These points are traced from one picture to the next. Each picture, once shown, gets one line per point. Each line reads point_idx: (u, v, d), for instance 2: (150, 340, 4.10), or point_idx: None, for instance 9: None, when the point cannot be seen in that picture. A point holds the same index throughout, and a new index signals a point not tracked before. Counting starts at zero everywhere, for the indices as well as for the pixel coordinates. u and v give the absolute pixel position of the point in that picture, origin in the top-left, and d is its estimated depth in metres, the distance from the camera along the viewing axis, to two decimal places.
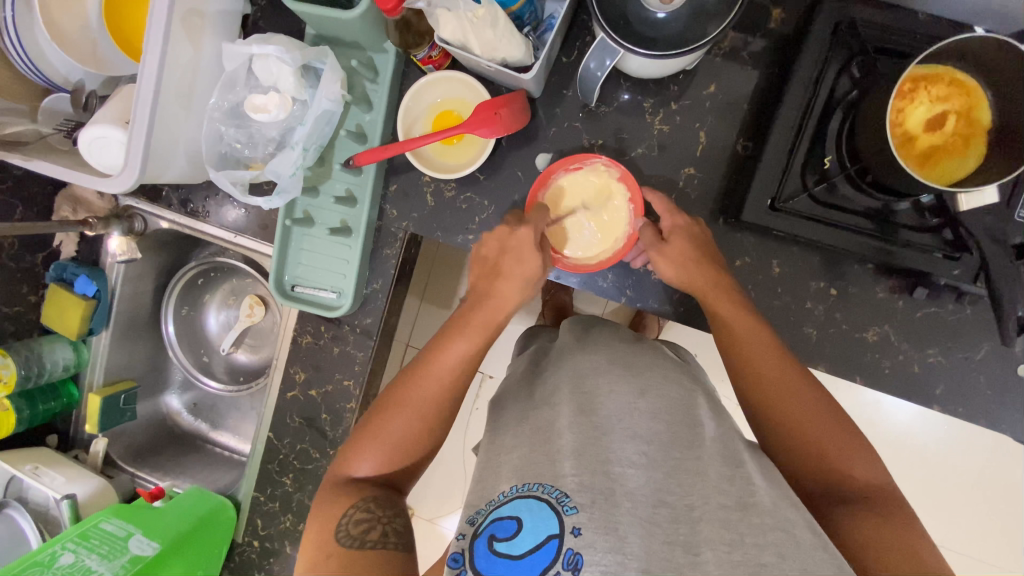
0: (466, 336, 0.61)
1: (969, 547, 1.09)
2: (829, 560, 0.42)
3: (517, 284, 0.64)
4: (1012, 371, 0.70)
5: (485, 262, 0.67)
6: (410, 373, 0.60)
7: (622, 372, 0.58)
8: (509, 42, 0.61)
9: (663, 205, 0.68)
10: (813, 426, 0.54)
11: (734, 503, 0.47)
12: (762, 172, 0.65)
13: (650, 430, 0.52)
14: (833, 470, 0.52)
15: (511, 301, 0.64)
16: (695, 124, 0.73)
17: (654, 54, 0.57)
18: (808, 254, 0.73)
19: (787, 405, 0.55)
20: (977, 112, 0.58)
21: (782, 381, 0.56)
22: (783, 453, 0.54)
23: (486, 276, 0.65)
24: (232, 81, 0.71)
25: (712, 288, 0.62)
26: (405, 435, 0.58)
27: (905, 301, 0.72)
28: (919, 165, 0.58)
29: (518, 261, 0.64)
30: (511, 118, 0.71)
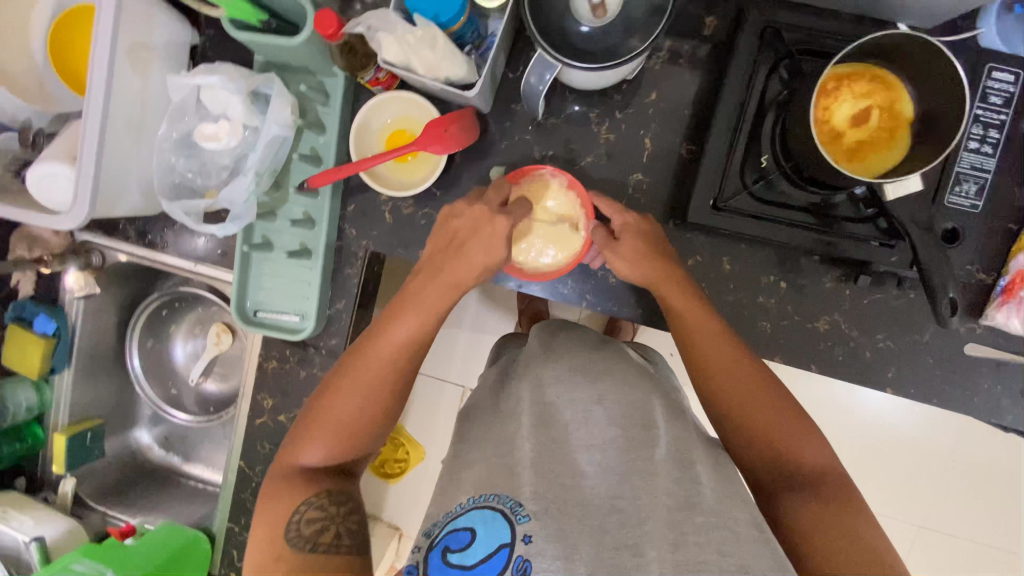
0: (413, 314, 0.62)
1: (944, 526, 1.11)
2: (768, 554, 0.44)
3: (474, 268, 0.64)
4: (957, 351, 0.73)
5: (452, 234, 0.65)
6: (355, 358, 0.61)
7: (584, 378, 0.59)
8: (452, 61, 0.64)
9: (611, 207, 0.69)
10: (764, 417, 0.55)
11: (680, 504, 0.48)
12: (704, 174, 0.67)
13: (605, 436, 0.54)
14: (784, 458, 0.54)
15: (468, 273, 0.64)
16: (641, 131, 0.76)
17: (590, 67, 0.59)
18: (758, 250, 0.75)
19: (740, 394, 0.56)
20: (899, 105, 0.61)
21: (736, 373, 0.57)
22: (736, 442, 0.56)
23: (444, 250, 0.65)
24: (180, 111, 0.72)
25: (665, 280, 0.64)
26: (356, 414, 0.60)
27: (852, 289, 0.74)
28: (848, 159, 0.60)
29: (484, 244, 0.64)
30: (462, 134, 0.73)
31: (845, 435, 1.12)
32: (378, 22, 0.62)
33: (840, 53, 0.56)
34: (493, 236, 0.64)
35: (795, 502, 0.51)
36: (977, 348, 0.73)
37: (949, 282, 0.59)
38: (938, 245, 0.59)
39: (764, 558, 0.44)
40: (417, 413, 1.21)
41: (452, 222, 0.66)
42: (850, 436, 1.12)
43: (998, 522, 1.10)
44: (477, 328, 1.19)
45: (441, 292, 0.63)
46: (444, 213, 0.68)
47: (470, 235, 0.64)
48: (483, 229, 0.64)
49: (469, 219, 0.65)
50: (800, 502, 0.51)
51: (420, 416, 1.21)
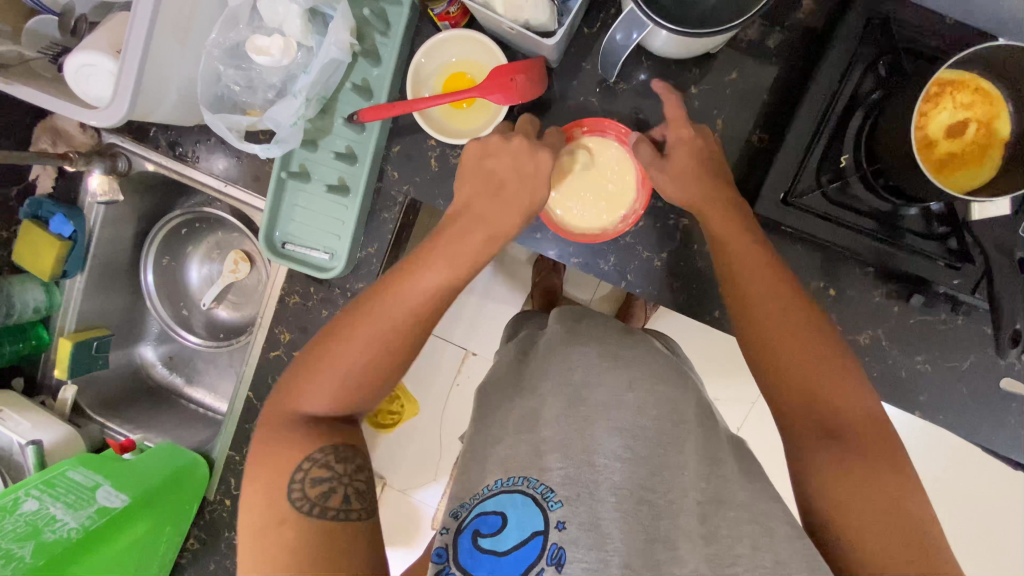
0: (439, 268, 0.57)
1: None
2: (801, 552, 0.42)
3: (516, 214, 0.59)
4: (993, 383, 0.72)
5: (489, 178, 0.60)
6: (374, 302, 0.56)
7: (611, 363, 0.57)
8: (534, 4, 0.60)
9: (675, 113, 0.64)
10: (810, 379, 0.52)
11: (708, 498, 0.48)
12: (777, 166, 0.65)
13: (637, 421, 0.52)
14: (827, 419, 0.51)
15: (510, 220, 0.59)
16: (713, 111, 0.72)
17: (682, 31, 0.55)
18: (811, 253, 0.73)
19: (786, 350, 0.53)
20: (998, 123, 0.58)
21: (787, 328, 0.54)
22: (768, 387, 0.54)
23: (481, 196, 0.60)
24: (235, 18, 0.67)
25: (707, 204, 0.61)
26: (366, 369, 0.56)
27: (900, 307, 0.72)
28: (935, 171, 0.58)
29: (522, 186, 0.60)
30: (527, 86, 0.69)
31: None
32: None
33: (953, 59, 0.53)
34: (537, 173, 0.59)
35: (832, 468, 0.49)
36: (1012, 384, 0.71)
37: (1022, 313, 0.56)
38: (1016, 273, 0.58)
39: (801, 556, 0.42)
40: (419, 369, 1.19)
41: (488, 161, 0.60)
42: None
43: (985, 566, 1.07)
44: (494, 293, 1.16)
45: (475, 242, 0.58)
46: (474, 153, 0.61)
47: (511, 175, 0.60)
48: (526, 166, 0.59)
49: (509, 158, 0.60)
50: (832, 456, 0.49)
51: (422, 373, 1.19)
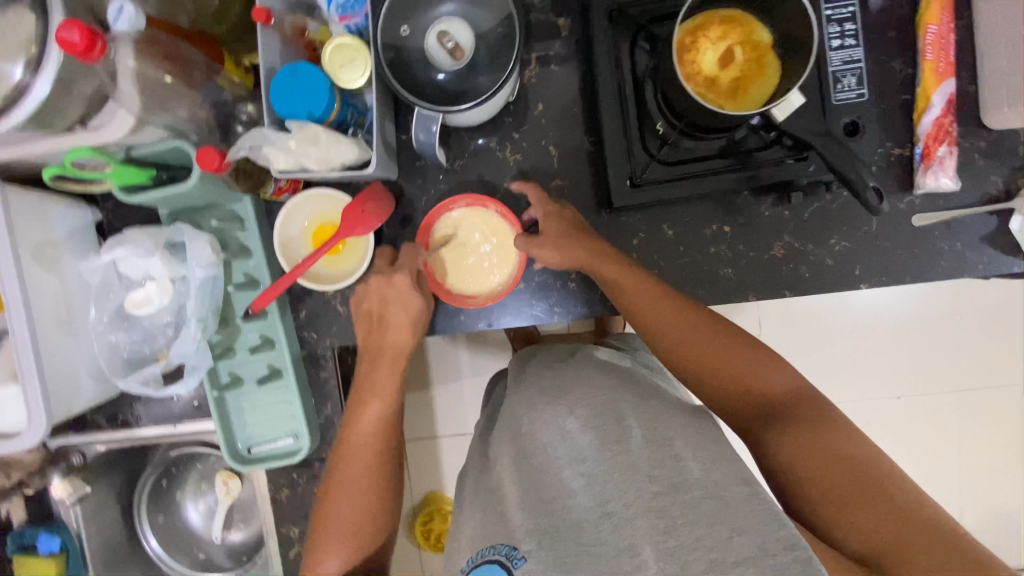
0: (372, 402, 0.69)
1: (975, 391, 1.13)
2: (759, 513, 0.43)
3: (412, 330, 0.71)
4: (908, 226, 0.77)
5: (368, 317, 0.72)
6: (339, 464, 0.67)
7: (550, 396, 0.58)
8: (340, 148, 0.65)
9: (535, 194, 0.74)
10: (730, 366, 0.60)
11: (663, 488, 0.46)
12: (612, 160, 0.71)
13: (582, 442, 0.51)
14: (757, 397, 0.59)
15: (404, 335, 0.70)
16: (542, 142, 0.78)
17: (471, 106, 0.64)
18: (691, 208, 0.79)
19: (704, 355, 0.61)
20: (758, 34, 0.64)
21: (690, 334, 0.62)
22: (709, 391, 0.61)
23: (372, 332, 0.72)
24: (106, 290, 0.73)
25: (592, 257, 0.67)
26: (356, 516, 0.66)
27: (789, 210, 0.78)
28: (732, 99, 0.63)
29: (402, 305, 0.70)
30: (379, 208, 0.74)
31: (866, 334, 1.14)
32: (258, 141, 0.65)
33: (680, 17, 0.60)
34: (400, 292, 0.70)
35: (778, 436, 0.55)
36: (923, 218, 0.76)
37: (867, 174, 0.61)
38: (841, 146, 0.62)
39: (754, 516, 0.43)
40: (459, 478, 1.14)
41: (365, 305, 0.72)
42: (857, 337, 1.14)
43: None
44: None
45: (387, 373, 0.70)
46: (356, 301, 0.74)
47: (386, 305, 0.71)
48: (388, 293, 0.71)
49: (374, 295, 0.71)
50: (777, 433, 0.56)
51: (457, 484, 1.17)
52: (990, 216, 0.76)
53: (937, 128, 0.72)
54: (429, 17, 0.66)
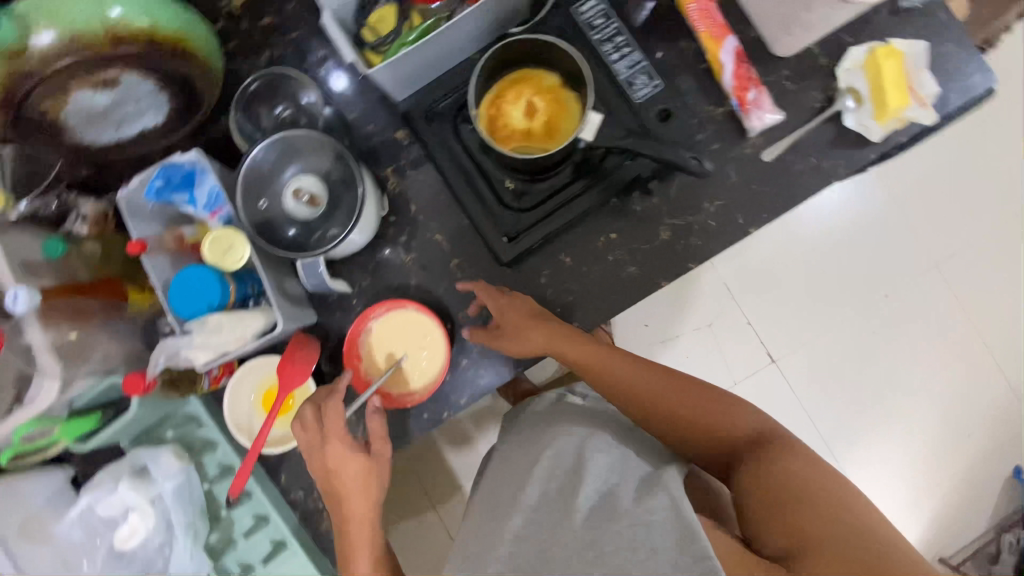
0: (362, 559, 0.72)
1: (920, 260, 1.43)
2: (672, 537, 0.59)
3: (371, 491, 0.73)
4: (761, 164, 0.84)
5: (326, 482, 0.73)
6: None
7: (528, 466, 0.76)
8: (247, 321, 0.71)
9: (486, 291, 0.79)
10: (695, 416, 0.74)
11: (589, 540, 0.63)
12: (487, 225, 0.82)
13: (538, 493, 0.72)
14: (722, 438, 0.73)
15: (364, 501, 0.73)
16: (426, 234, 0.85)
17: (344, 239, 0.72)
18: (577, 230, 0.84)
19: (673, 408, 0.75)
20: (546, 79, 0.74)
21: (661, 393, 0.76)
22: (683, 436, 0.75)
23: (335, 496, 0.73)
24: (94, 538, 0.77)
25: (552, 339, 0.76)
26: None
27: (658, 195, 0.84)
28: (551, 139, 0.73)
29: (354, 474, 0.73)
30: (306, 355, 0.78)
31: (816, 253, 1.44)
32: (172, 349, 0.70)
33: (473, 99, 0.69)
34: (348, 455, 0.72)
35: (749, 466, 0.67)
36: (771, 152, 0.83)
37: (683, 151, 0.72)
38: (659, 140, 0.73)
39: (679, 550, 0.58)
40: None
41: (320, 474, 0.73)
42: (826, 245, 1.43)
43: (925, 253, 1.42)
44: None
45: (363, 528, 0.73)
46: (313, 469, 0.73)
47: (339, 479, 0.72)
48: (342, 458, 0.72)
49: (316, 457, 0.72)
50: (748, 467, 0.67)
51: None
52: (826, 125, 0.83)
53: (738, 79, 0.80)
54: (280, 183, 0.74)
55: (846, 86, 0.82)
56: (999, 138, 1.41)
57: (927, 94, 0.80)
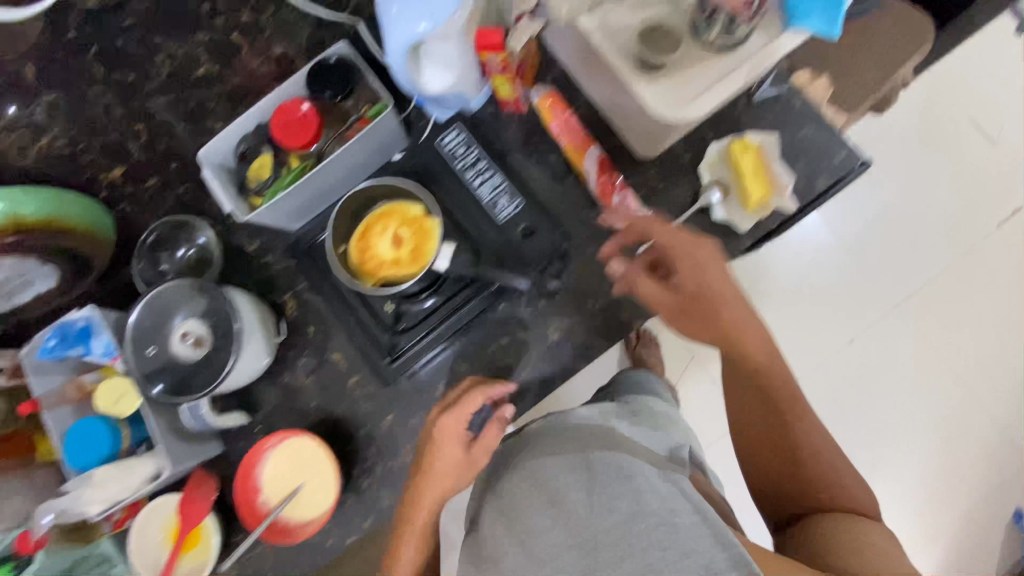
0: (411, 542, 0.80)
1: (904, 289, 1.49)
2: (706, 533, 0.57)
3: (454, 481, 0.79)
4: (639, 259, 0.86)
5: (450, 439, 0.78)
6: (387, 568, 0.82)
7: (566, 445, 0.70)
8: (138, 464, 0.75)
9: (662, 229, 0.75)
10: (806, 450, 0.76)
11: (629, 515, 0.58)
12: (370, 346, 0.84)
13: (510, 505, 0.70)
14: (823, 485, 0.75)
15: (449, 481, 0.78)
16: (324, 354, 0.88)
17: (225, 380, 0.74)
18: (469, 339, 0.86)
19: (774, 433, 0.78)
20: (411, 209, 0.77)
21: (772, 420, 0.77)
22: (769, 455, 0.78)
23: (435, 455, 0.78)
24: None
25: (700, 255, 0.73)
26: None
27: (545, 297, 0.86)
28: (417, 262, 0.75)
29: (448, 448, 0.78)
30: (206, 493, 0.81)
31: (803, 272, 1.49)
32: (63, 504, 0.71)
33: (329, 247, 0.75)
34: (453, 455, 0.78)
35: (848, 531, 0.69)
36: (648, 246, 0.86)
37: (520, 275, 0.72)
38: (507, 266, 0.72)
39: (702, 538, 0.56)
40: None
41: (429, 461, 0.78)
42: (823, 255, 1.49)
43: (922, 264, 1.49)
44: None
45: (438, 487, 0.78)
46: (429, 429, 0.80)
47: (453, 441, 0.78)
48: (447, 455, 0.78)
49: (445, 458, 0.78)
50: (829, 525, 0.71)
51: None
52: (698, 217, 0.86)
53: (603, 186, 0.84)
54: (169, 328, 0.78)
55: (710, 180, 0.85)
56: (946, 163, 1.52)
57: (783, 194, 0.82)
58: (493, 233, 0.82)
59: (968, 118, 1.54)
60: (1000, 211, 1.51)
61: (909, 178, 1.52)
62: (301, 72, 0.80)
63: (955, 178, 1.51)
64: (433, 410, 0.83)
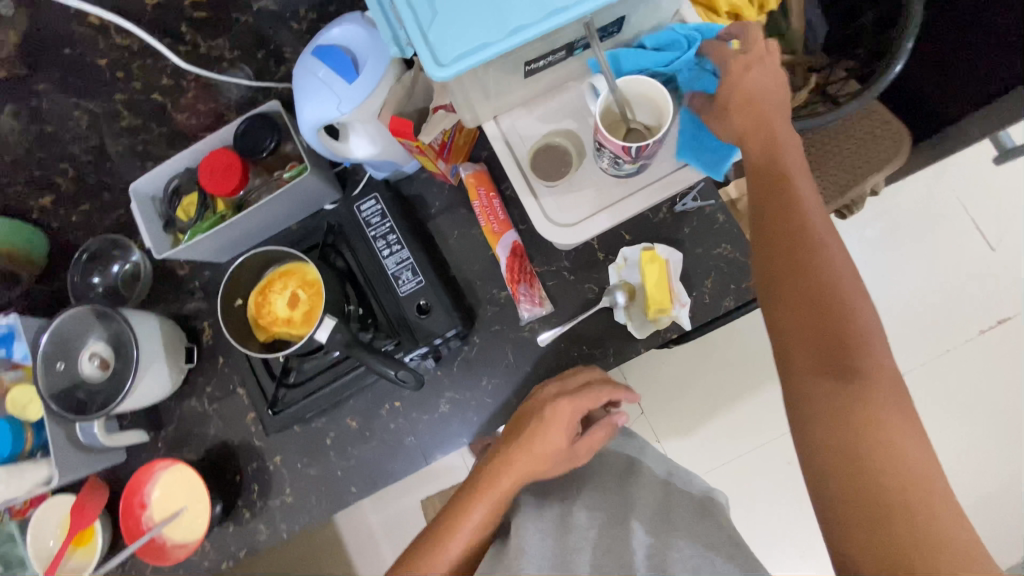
0: (479, 506, 0.68)
1: (936, 292, 1.37)
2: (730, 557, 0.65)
3: (547, 462, 0.69)
4: (537, 348, 0.88)
5: (534, 441, 0.69)
6: (464, 498, 0.69)
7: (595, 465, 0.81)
8: (37, 467, 0.82)
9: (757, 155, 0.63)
10: (827, 344, 0.53)
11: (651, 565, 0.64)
12: (258, 396, 0.86)
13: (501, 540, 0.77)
14: (853, 366, 0.52)
15: (541, 466, 0.69)
16: (229, 387, 0.92)
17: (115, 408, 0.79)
18: (362, 398, 0.89)
19: (803, 325, 0.55)
20: (310, 275, 0.80)
21: (806, 325, 0.54)
22: (791, 359, 0.55)
23: (533, 437, 0.69)
24: None
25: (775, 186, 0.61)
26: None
27: (441, 369, 0.89)
28: (307, 324, 0.78)
29: (544, 436, 0.69)
30: (95, 498, 0.87)
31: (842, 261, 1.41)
32: None
33: (223, 304, 0.78)
34: (553, 442, 0.69)
35: (896, 435, 0.49)
36: (547, 336, 0.86)
37: (386, 366, 0.74)
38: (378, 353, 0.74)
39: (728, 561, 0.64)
40: None
41: (531, 423, 0.71)
42: None
43: (935, 300, 1.37)
44: None
45: (522, 470, 0.68)
46: (518, 420, 0.73)
47: (538, 443, 0.69)
48: (545, 434, 0.69)
49: (558, 414, 0.70)
50: (888, 418, 0.50)
51: None
52: (600, 316, 0.87)
53: (511, 273, 0.85)
54: (78, 347, 0.83)
55: (618, 283, 0.85)
56: (953, 232, 1.39)
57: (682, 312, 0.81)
58: (390, 308, 0.82)
59: (968, 219, 1.38)
60: (983, 319, 1.36)
61: (914, 214, 1.40)
62: (231, 124, 0.83)
63: (945, 277, 1.37)
64: (526, 401, 0.76)
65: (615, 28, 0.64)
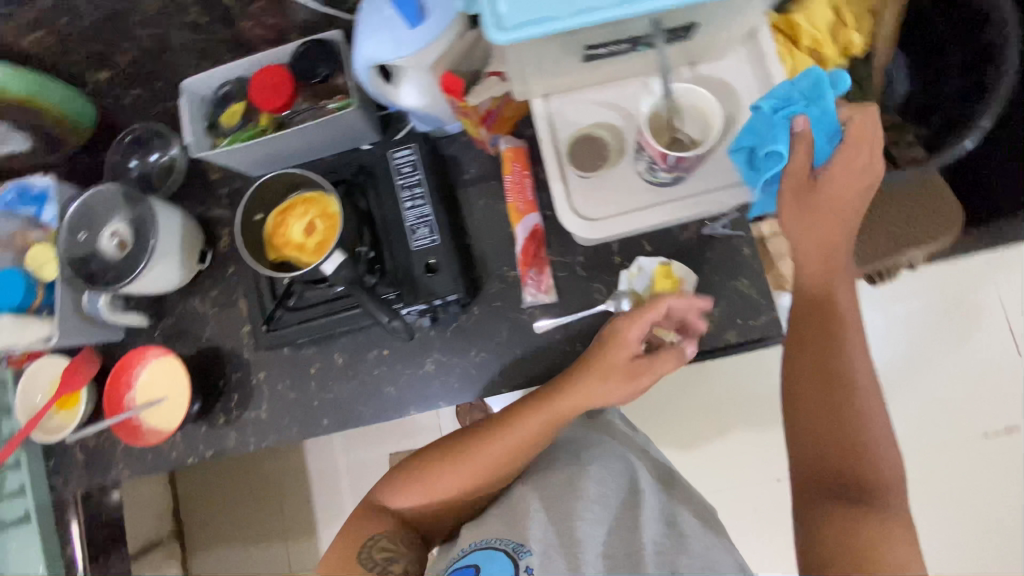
0: (534, 416, 0.75)
1: (967, 400, 1.33)
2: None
3: (613, 382, 0.73)
4: (532, 333, 0.88)
5: (615, 343, 0.72)
6: (498, 419, 0.78)
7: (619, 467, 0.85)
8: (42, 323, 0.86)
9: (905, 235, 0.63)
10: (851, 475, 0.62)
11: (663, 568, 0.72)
12: (257, 310, 0.88)
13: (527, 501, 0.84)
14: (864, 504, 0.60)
15: (610, 379, 0.72)
16: (231, 295, 0.95)
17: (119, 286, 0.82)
18: (353, 338, 0.91)
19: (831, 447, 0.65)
20: (329, 205, 0.81)
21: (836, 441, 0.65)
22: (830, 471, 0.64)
23: (604, 346, 0.73)
24: None
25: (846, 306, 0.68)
26: (453, 487, 0.79)
27: (435, 329, 0.90)
28: (317, 254, 0.80)
29: (622, 344, 0.72)
30: (87, 366, 0.92)
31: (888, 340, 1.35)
32: None
33: (240, 215, 0.80)
34: (629, 345, 0.72)
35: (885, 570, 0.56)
36: (545, 323, 0.87)
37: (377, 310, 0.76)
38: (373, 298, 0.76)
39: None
40: None
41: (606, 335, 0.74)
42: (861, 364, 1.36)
43: (961, 404, 1.33)
44: None
45: (574, 400, 0.73)
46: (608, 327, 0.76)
47: (621, 346, 0.72)
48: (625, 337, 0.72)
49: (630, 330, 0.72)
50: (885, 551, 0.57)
51: None
52: (600, 317, 0.86)
53: (525, 254, 0.86)
54: (102, 221, 0.86)
55: (626, 288, 0.84)
56: (995, 336, 1.33)
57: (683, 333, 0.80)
58: (399, 258, 0.83)
59: (1003, 317, 1.33)
60: (991, 421, 1.32)
61: (967, 313, 1.34)
62: (290, 44, 0.84)
63: (967, 373, 1.33)
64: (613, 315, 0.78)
65: (684, 33, 0.63)
